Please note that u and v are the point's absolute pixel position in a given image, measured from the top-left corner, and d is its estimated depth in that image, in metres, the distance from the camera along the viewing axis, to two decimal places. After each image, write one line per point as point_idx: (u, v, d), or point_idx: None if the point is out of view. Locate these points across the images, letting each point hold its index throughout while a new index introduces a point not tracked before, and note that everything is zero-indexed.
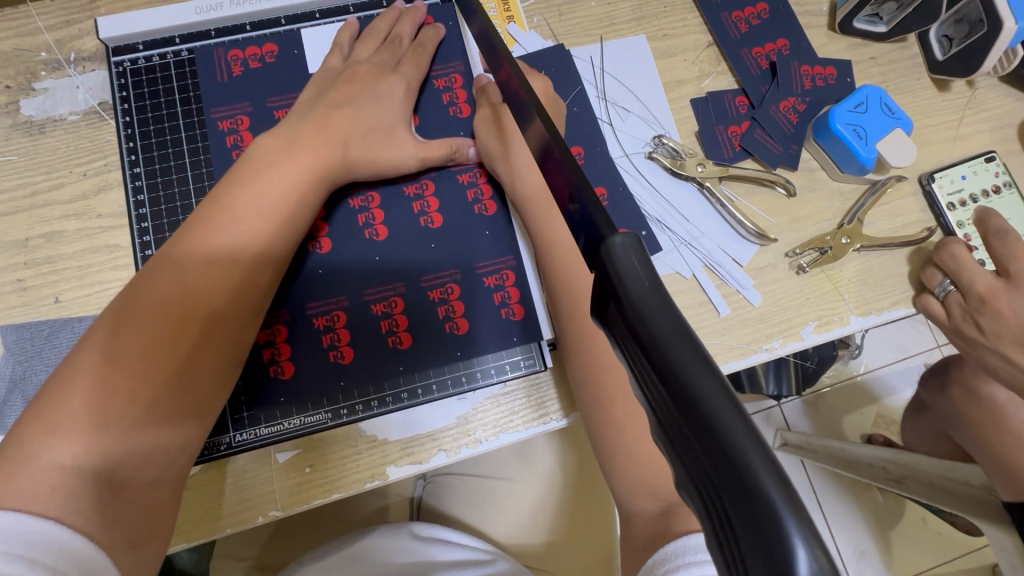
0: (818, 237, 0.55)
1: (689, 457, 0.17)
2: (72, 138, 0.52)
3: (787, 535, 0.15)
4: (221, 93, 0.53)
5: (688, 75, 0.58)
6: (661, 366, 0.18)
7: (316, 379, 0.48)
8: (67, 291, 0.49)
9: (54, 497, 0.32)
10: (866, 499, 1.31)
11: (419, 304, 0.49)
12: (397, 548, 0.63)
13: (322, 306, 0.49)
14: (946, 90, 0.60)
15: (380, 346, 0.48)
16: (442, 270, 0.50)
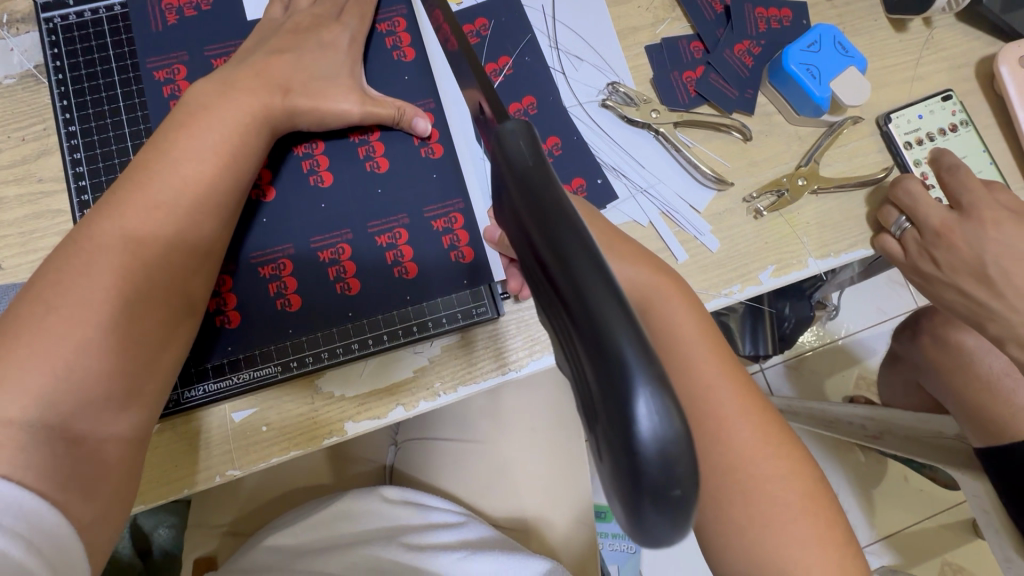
0: (776, 179, 0.55)
1: (563, 325, 0.18)
2: (7, 102, 0.50)
3: (633, 385, 0.16)
4: (155, 41, 0.51)
5: (643, 21, 0.57)
6: (541, 242, 0.18)
7: (264, 330, 0.47)
8: (11, 258, 0.48)
9: (3, 451, 0.32)
10: (848, 459, 1.33)
11: (366, 250, 0.49)
12: (368, 513, 0.63)
13: (266, 255, 0.48)
14: (904, 31, 0.59)
15: (329, 297, 0.48)
16: (390, 215, 0.50)
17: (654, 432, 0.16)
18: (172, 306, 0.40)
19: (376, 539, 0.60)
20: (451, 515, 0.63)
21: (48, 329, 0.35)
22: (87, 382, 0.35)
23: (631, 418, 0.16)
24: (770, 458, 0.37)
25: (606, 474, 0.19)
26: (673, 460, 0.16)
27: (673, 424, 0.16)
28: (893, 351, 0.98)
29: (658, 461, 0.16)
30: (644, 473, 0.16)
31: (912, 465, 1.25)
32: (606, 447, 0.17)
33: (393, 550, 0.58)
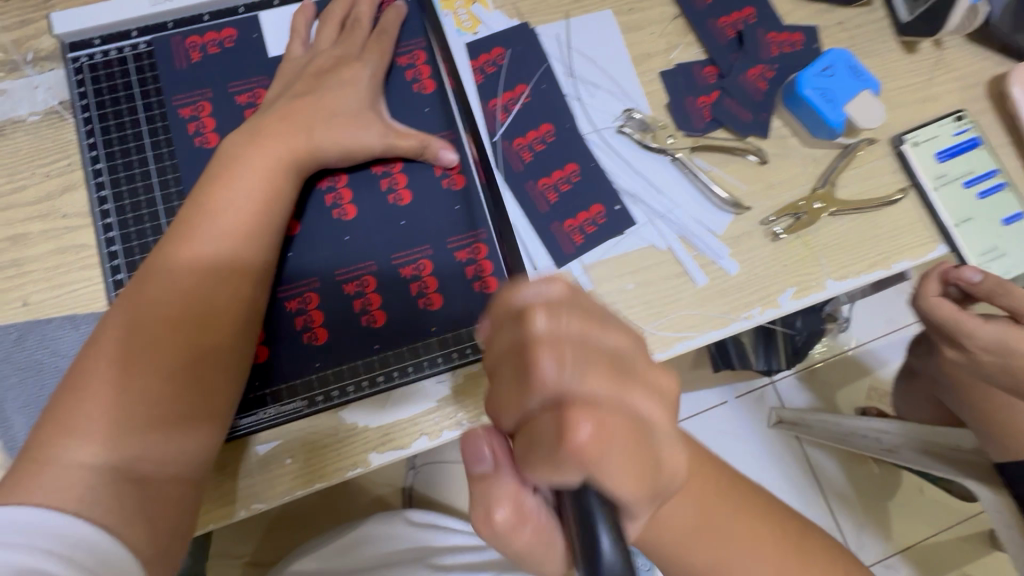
0: (793, 203, 0.55)
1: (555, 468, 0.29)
2: (32, 138, 0.51)
3: (598, 524, 0.26)
4: (180, 78, 0.52)
5: (656, 48, 0.58)
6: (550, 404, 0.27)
7: (291, 363, 0.47)
8: (36, 293, 0.48)
9: (72, 491, 0.35)
10: (862, 471, 1.32)
11: (387, 281, 0.49)
12: (392, 536, 0.63)
13: (291, 289, 0.48)
14: (914, 52, 0.60)
15: (355, 328, 0.48)
16: (413, 247, 0.50)
17: (614, 558, 0.25)
18: (221, 344, 0.42)
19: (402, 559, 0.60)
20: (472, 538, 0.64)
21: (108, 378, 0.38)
22: (145, 419, 0.38)
23: (597, 550, 0.25)
24: None
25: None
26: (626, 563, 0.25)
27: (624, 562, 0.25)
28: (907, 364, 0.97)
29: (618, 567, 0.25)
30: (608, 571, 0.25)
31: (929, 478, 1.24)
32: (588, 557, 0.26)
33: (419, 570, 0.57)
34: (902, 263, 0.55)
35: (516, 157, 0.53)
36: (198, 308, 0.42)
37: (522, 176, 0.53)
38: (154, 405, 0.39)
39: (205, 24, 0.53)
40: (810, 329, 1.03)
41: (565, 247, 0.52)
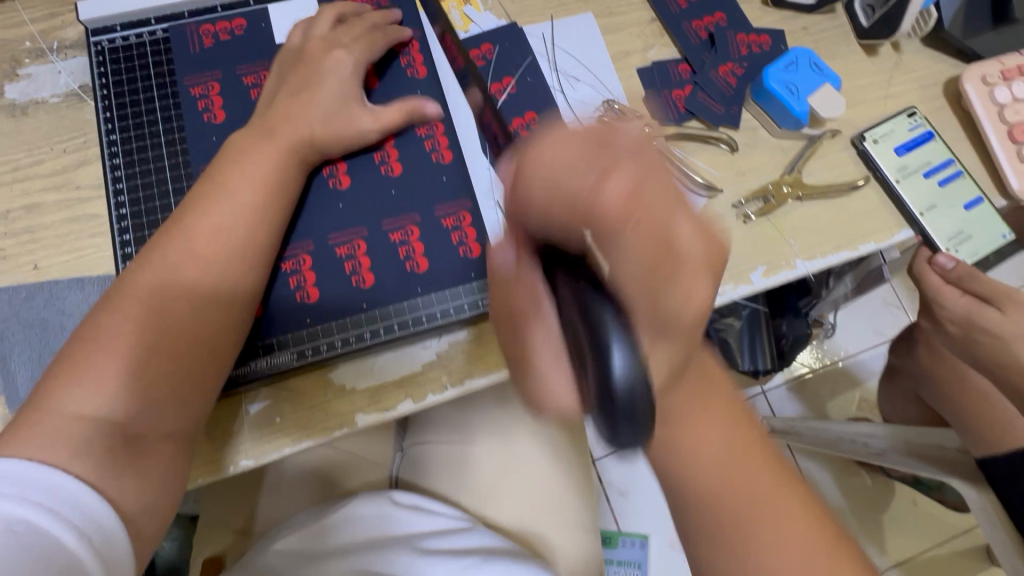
0: (762, 188, 0.58)
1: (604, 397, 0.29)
2: (53, 117, 0.55)
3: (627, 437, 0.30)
4: (194, 61, 0.56)
5: (634, 47, 0.62)
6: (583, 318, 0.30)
7: (282, 316, 0.50)
8: (45, 257, 0.51)
9: (68, 444, 0.37)
10: (854, 482, 1.31)
11: (379, 245, 0.52)
12: (377, 518, 0.63)
13: (289, 252, 0.51)
14: (875, 55, 0.64)
15: (346, 288, 0.51)
16: (402, 214, 0.53)
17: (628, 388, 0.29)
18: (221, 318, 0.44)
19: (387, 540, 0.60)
20: (456, 521, 0.63)
21: (118, 336, 0.41)
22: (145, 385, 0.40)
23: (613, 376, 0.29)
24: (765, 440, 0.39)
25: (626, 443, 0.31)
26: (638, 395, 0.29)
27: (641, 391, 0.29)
28: (891, 363, 0.99)
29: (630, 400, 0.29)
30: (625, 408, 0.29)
31: (920, 486, 1.24)
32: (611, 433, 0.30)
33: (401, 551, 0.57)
34: (867, 246, 0.58)
35: None
36: (200, 275, 0.44)
37: None
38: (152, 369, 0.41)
39: (219, 14, 0.58)
40: (796, 334, 1.08)
41: None
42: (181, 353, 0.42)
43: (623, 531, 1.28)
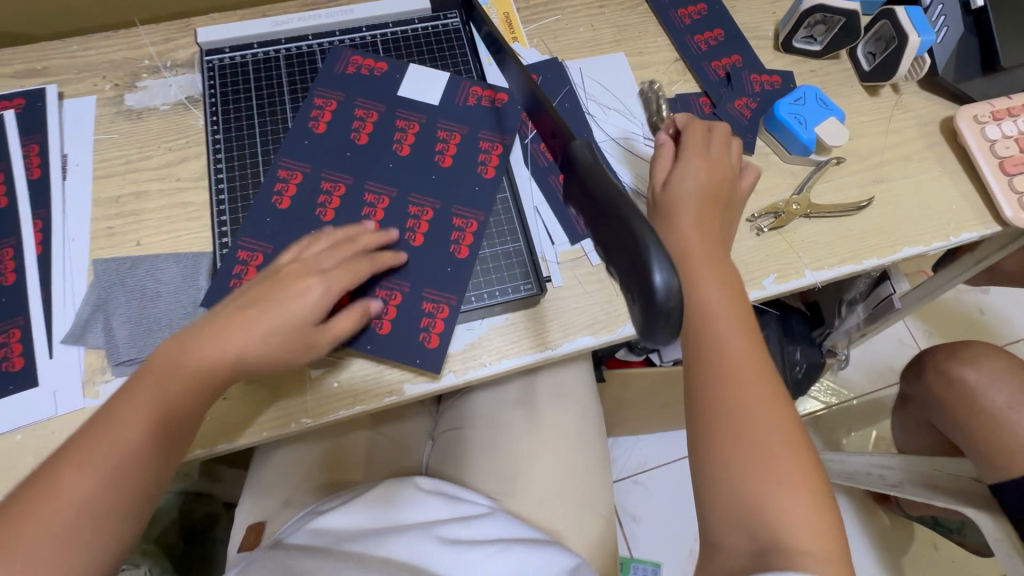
0: (773, 204, 0.65)
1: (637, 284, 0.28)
2: (163, 122, 0.65)
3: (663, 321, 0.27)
4: (331, 79, 0.64)
5: (659, 81, 0.71)
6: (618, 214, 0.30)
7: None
8: (147, 236, 0.60)
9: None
10: (875, 524, 1.30)
11: (370, 292, 0.56)
12: (407, 501, 0.66)
13: None
14: (876, 95, 0.72)
15: (361, 326, 0.54)
16: (398, 280, 0.56)
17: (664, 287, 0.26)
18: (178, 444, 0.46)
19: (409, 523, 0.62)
20: (479, 508, 0.65)
21: (121, 432, 0.43)
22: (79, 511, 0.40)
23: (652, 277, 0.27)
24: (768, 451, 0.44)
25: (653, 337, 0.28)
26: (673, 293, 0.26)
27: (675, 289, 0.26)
28: (903, 390, 1.02)
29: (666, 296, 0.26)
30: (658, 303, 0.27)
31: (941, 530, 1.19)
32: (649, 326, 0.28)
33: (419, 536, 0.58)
34: (871, 260, 0.63)
35: (541, 156, 0.65)
36: (180, 396, 0.46)
37: (546, 171, 0.64)
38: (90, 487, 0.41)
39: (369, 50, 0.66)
40: (810, 362, 1.10)
41: (579, 227, 0.62)
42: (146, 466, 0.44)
43: (635, 557, 1.27)
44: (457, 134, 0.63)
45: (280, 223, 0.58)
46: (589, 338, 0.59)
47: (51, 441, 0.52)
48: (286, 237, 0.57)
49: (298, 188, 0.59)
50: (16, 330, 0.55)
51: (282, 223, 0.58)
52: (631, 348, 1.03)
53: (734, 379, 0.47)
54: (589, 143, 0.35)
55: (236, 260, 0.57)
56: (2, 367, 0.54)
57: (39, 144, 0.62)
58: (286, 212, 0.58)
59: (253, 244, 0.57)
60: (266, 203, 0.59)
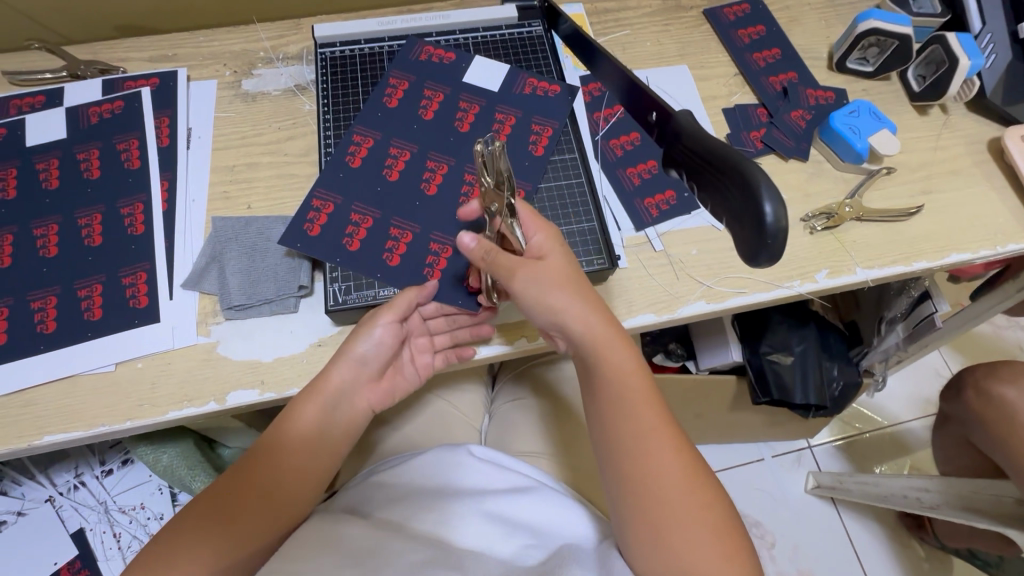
0: (826, 207, 0.69)
1: (743, 219, 0.35)
2: (274, 105, 0.73)
3: (763, 244, 0.35)
4: (408, 63, 0.71)
5: (720, 93, 0.77)
6: (723, 163, 0.36)
7: (367, 263, 0.60)
8: (257, 201, 0.67)
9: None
10: (909, 556, 1.22)
11: (422, 246, 0.61)
12: (455, 463, 0.65)
13: (401, 223, 0.62)
14: (925, 115, 0.77)
15: (416, 274, 0.60)
16: (450, 233, 0.62)
17: (772, 217, 0.34)
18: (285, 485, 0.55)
19: (452, 490, 0.62)
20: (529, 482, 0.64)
21: (242, 484, 0.53)
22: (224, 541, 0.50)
23: (762, 209, 0.34)
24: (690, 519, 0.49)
25: (750, 261, 0.36)
26: (779, 223, 0.34)
27: (781, 217, 0.34)
28: (941, 410, 1.03)
29: (773, 225, 0.34)
30: (764, 230, 0.34)
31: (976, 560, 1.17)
32: (751, 253, 0.36)
33: (463, 507, 0.58)
34: (920, 263, 0.67)
35: (610, 151, 0.71)
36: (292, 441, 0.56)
37: (614, 165, 0.70)
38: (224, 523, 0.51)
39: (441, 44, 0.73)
40: (848, 380, 0.98)
41: (643, 217, 0.68)
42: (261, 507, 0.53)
43: None
44: (517, 115, 0.68)
45: (346, 178, 0.64)
46: (650, 316, 0.63)
47: (167, 370, 0.58)
48: (355, 191, 0.63)
49: (369, 151, 0.66)
50: (142, 272, 0.62)
51: (347, 178, 0.64)
52: (670, 352, 1.06)
53: (645, 454, 0.51)
54: (688, 113, 0.41)
55: (312, 205, 0.62)
56: (130, 304, 0.61)
57: (168, 118, 0.71)
58: (359, 169, 0.65)
59: (322, 194, 0.63)
60: (338, 160, 0.65)
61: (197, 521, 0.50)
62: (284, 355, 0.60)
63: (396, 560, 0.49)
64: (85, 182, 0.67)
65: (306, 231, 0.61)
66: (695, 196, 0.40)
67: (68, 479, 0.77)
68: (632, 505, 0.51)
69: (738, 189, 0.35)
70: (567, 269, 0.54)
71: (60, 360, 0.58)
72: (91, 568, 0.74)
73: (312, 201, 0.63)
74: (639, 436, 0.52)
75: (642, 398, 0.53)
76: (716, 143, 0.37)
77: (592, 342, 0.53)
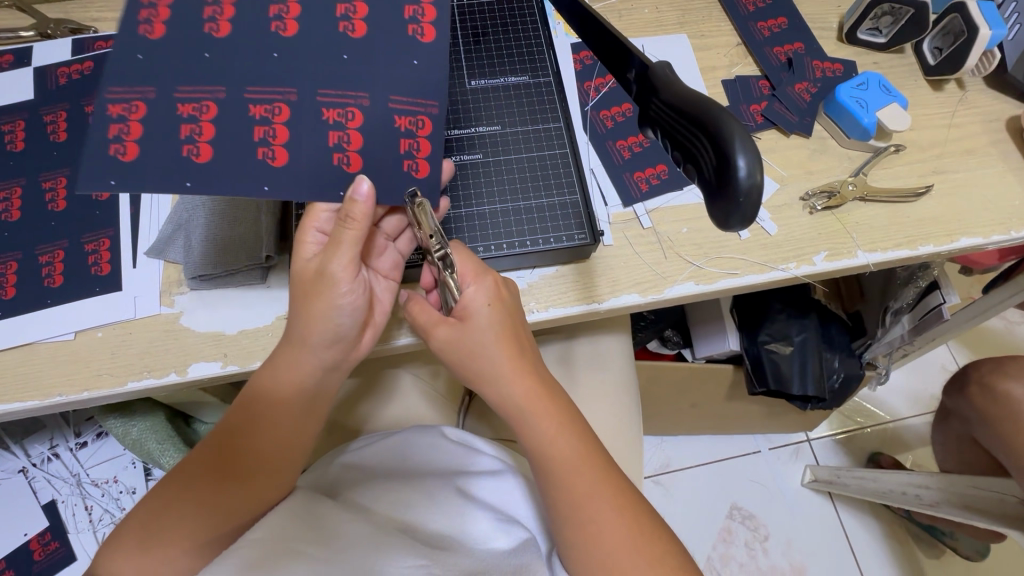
0: (828, 185, 0.65)
1: (716, 181, 0.33)
2: None
3: (737, 207, 0.32)
4: None
5: (720, 63, 0.73)
6: (698, 116, 0.33)
7: (308, 175, 0.48)
8: None
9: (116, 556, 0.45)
10: (906, 554, 1.19)
11: (378, 121, 0.50)
12: (429, 446, 0.63)
13: (266, 94, 0.48)
14: (940, 90, 0.72)
15: (394, 173, 0.50)
16: (348, 92, 0.49)
17: (747, 177, 0.31)
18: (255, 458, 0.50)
19: (422, 476, 0.58)
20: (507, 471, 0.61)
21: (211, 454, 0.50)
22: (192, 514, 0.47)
23: (736, 168, 0.31)
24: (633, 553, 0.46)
25: (721, 227, 0.34)
26: (755, 184, 0.31)
27: (757, 176, 0.31)
28: (944, 405, 0.99)
29: (748, 187, 0.31)
30: (738, 191, 0.31)
31: (935, 534, 1.16)
32: (723, 217, 0.33)
33: (445, 497, 0.55)
34: (926, 248, 0.63)
35: (600, 123, 0.68)
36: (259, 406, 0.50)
37: (603, 137, 0.67)
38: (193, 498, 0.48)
39: None
40: (849, 372, 0.94)
41: (632, 192, 0.64)
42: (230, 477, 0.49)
43: None
44: (494, 82, 0.65)
45: (192, 61, 0.47)
46: (635, 296, 0.60)
47: (128, 340, 0.56)
48: (227, 71, 0.47)
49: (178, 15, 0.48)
50: (106, 239, 0.60)
51: (218, 56, 0.48)
52: (665, 338, 1.02)
53: (589, 509, 0.47)
54: (667, 66, 0.37)
55: (110, 133, 0.45)
56: (92, 271, 0.59)
57: None
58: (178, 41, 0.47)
59: (182, 94, 0.47)
60: (145, 43, 0.47)
61: (174, 500, 0.48)
62: (250, 327, 0.58)
63: (374, 547, 0.45)
64: (51, 145, 0.64)
65: (150, 175, 0.45)
66: (670, 155, 0.37)
67: (42, 451, 0.76)
68: (578, 552, 0.47)
69: (711, 143, 0.33)
70: (497, 320, 0.50)
71: (18, 327, 0.56)
72: (61, 541, 0.73)
73: (111, 126, 0.45)
74: (577, 499, 0.48)
75: (579, 453, 0.49)
76: (692, 93, 0.34)
77: (530, 407, 0.49)
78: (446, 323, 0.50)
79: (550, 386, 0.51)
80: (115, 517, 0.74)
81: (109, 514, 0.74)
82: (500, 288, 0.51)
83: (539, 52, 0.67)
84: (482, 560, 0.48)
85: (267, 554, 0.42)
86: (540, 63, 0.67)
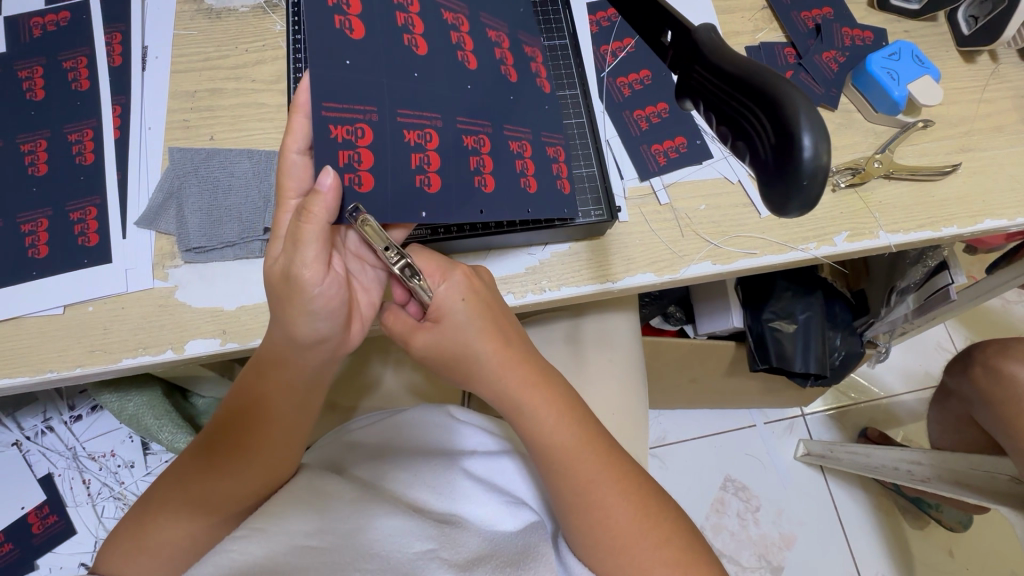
0: (853, 162, 0.63)
1: (776, 159, 0.30)
2: (239, 23, 0.64)
3: (800, 188, 0.29)
4: None
5: (744, 28, 0.68)
6: (758, 87, 0.30)
7: (512, 201, 0.50)
8: (221, 132, 0.60)
9: None
10: (893, 526, 1.22)
11: (543, 155, 0.53)
12: (434, 424, 0.62)
13: (471, 123, 0.49)
14: (972, 62, 0.69)
15: (557, 193, 0.53)
16: (520, 126, 0.52)
17: (813, 158, 0.28)
18: (242, 443, 0.48)
19: (424, 456, 0.57)
20: (506, 454, 0.60)
21: (214, 429, 0.49)
22: (182, 486, 0.47)
23: (801, 147, 0.28)
24: (642, 540, 0.45)
25: (777, 212, 0.32)
26: (819, 169, 0.29)
27: (823, 156, 0.28)
28: (944, 385, 0.99)
29: (812, 171, 0.29)
30: (803, 174, 0.29)
31: (920, 505, 1.19)
32: (779, 203, 0.31)
33: (451, 474, 0.54)
34: (949, 229, 0.61)
35: (616, 91, 0.64)
36: (252, 389, 0.48)
37: (620, 106, 0.63)
38: (189, 472, 0.47)
39: None
40: (850, 351, 0.94)
41: (650, 165, 0.61)
42: (217, 458, 0.48)
43: None
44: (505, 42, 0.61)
45: (402, 81, 0.46)
46: (650, 276, 0.58)
47: (120, 315, 0.54)
48: (439, 97, 0.47)
49: (375, 17, 0.45)
50: (92, 207, 0.57)
51: (426, 79, 0.47)
52: (668, 315, 1.02)
53: (594, 495, 0.46)
54: (712, 29, 0.34)
55: (341, 163, 0.42)
56: (79, 242, 0.56)
57: (121, 33, 0.62)
58: (383, 53, 0.45)
59: (405, 119, 0.45)
60: (350, 47, 0.43)
61: (167, 499, 0.46)
62: (248, 302, 0.55)
63: (378, 530, 0.44)
64: (27, 104, 0.59)
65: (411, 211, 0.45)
66: (715, 132, 0.34)
67: (36, 424, 0.74)
68: (585, 536, 0.46)
69: (770, 119, 0.30)
70: (485, 310, 0.48)
71: (4, 300, 0.53)
72: (60, 514, 0.72)
73: (343, 154, 0.42)
74: (582, 485, 0.46)
75: (577, 439, 0.47)
76: (746, 62, 0.31)
77: (524, 403, 0.48)
78: (423, 328, 0.48)
79: (546, 372, 0.50)
80: (115, 491, 0.73)
81: (108, 488, 0.73)
82: (472, 283, 0.49)
83: (554, 11, 0.63)
84: (488, 541, 0.48)
85: (269, 543, 0.40)
86: (555, 23, 0.63)
